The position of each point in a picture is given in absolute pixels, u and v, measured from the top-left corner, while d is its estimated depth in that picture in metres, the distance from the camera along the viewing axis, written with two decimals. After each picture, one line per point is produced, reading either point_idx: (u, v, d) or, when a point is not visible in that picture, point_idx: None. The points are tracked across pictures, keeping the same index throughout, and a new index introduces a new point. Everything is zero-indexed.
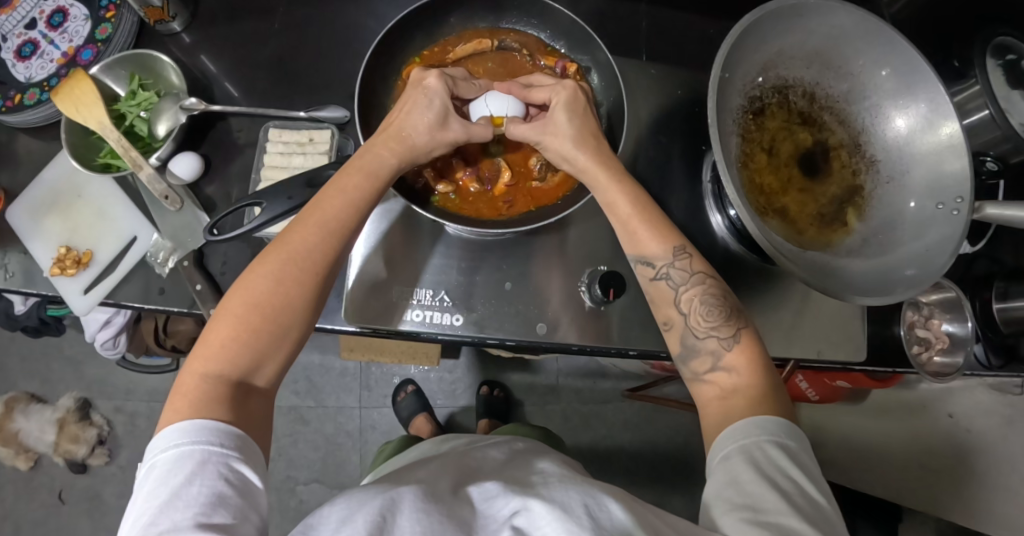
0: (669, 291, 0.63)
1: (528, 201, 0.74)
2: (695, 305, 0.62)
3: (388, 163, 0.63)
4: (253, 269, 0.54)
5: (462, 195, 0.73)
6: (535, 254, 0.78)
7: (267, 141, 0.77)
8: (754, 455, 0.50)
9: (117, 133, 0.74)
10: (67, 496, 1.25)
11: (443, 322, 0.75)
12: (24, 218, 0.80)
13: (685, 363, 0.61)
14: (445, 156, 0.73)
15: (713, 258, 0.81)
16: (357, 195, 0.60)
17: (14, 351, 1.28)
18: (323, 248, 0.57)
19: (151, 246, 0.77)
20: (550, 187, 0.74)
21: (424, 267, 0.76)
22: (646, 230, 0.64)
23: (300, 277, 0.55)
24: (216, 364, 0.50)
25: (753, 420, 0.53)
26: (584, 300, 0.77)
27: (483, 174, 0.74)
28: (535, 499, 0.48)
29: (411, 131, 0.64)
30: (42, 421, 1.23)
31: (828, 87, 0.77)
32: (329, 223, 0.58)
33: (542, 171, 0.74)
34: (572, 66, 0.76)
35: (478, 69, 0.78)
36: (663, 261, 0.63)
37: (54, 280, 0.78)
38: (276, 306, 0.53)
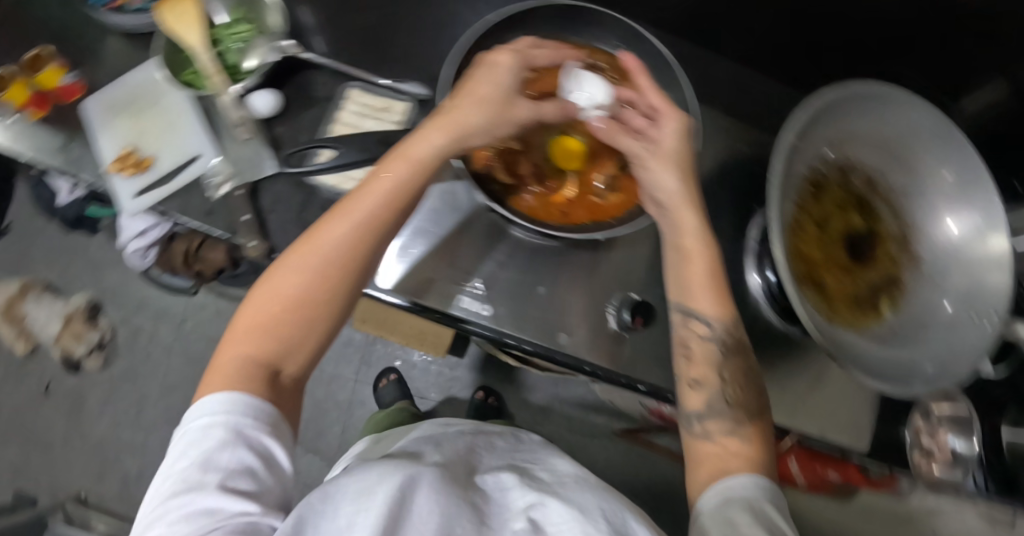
0: (715, 354, 0.63)
1: (584, 213, 0.75)
2: (735, 378, 0.63)
3: (434, 152, 0.63)
4: (283, 265, 0.56)
5: (523, 191, 0.75)
6: (569, 267, 0.80)
7: (346, 99, 0.80)
8: (750, 504, 0.51)
9: (208, 56, 0.78)
10: (53, 390, 1.27)
11: (472, 308, 0.76)
12: (98, 113, 0.84)
13: (698, 420, 0.61)
14: (516, 155, 0.74)
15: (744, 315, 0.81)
16: (384, 197, 0.60)
17: (41, 240, 1.30)
18: (352, 247, 0.58)
19: (209, 167, 0.79)
20: (606, 206, 0.75)
21: (465, 253, 0.78)
22: (711, 294, 0.64)
23: (329, 271, 0.56)
24: (247, 351, 0.53)
25: (754, 477, 0.54)
26: (607, 322, 0.78)
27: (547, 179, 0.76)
28: (550, 498, 0.52)
29: (473, 123, 0.64)
30: (51, 311, 1.26)
31: (889, 177, 0.78)
32: (360, 220, 0.58)
33: (601, 189, 0.76)
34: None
35: None
36: (719, 325, 0.63)
37: (110, 177, 0.80)
38: (306, 302, 0.55)
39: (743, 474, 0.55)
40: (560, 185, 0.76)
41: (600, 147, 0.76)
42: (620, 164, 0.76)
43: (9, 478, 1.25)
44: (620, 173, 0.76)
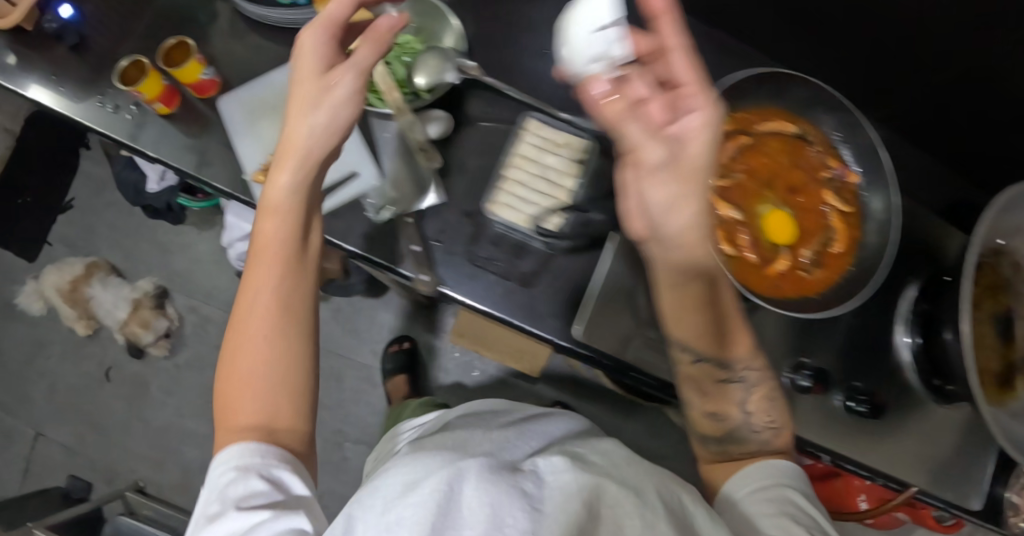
0: (739, 395, 0.61)
1: (794, 288, 0.67)
2: (762, 402, 0.60)
3: (291, 185, 0.55)
4: (250, 321, 0.53)
5: (736, 263, 0.65)
6: (748, 327, 0.74)
7: (524, 129, 0.75)
8: (783, 496, 0.52)
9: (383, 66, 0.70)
10: (113, 375, 1.22)
11: (651, 361, 0.70)
12: (242, 114, 0.78)
13: (719, 444, 0.60)
14: (733, 221, 0.65)
15: (886, 375, 0.80)
16: (284, 231, 0.56)
17: (107, 218, 1.24)
18: (284, 296, 0.54)
19: (370, 188, 0.74)
20: (812, 280, 0.68)
21: (640, 300, 0.71)
22: (699, 326, 0.59)
23: (279, 321, 0.54)
24: (248, 427, 0.50)
25: (771, 463, 0.56)
26: (782, 383, 0.75)
27: (758, 248, 0.66)
28: (538, 457, 0.43)
29: (309, 132, 0.54)
30: (117, 297, 1.19)
31: None
32: (270, 252, 0.55)
33: (809, 262, 0.68)
34: (858, 177, 0.69)
35: (770, 144, 0.69)
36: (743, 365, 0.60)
37: (256, 187, 0.75)
38: (268, 359, 0.52)
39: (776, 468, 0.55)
40: (775, 256, 0.67)
41: (805, 219, 0.70)
42: (826, 241, 0.69)
43: (65, 459, 1.20)
44: (828, 248, 0.69)
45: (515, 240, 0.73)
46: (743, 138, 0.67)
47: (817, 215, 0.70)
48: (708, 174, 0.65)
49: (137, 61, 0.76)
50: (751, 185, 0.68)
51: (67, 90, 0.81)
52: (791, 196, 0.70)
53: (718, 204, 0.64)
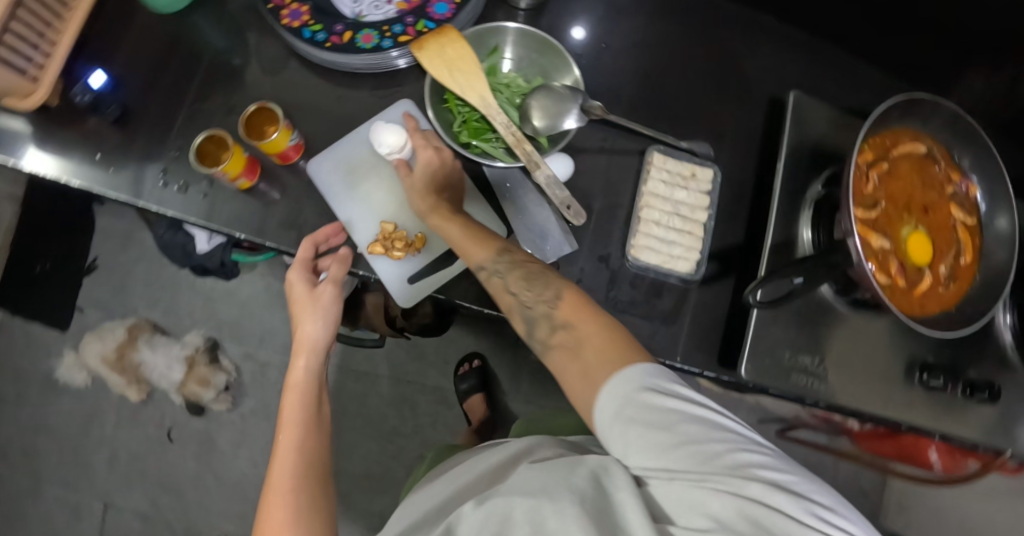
0: None
1: (934, 305, 0.70)
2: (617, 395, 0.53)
3: (322, 333, 0.65)
4: (271, 479, 0.55)
5: (890, 289, 0.67)
6: (884, 337, 0.76)
7: (649, 164, 0.71)
8: (643, 407, 0.46)
9: (502, 116, 0.68)
10: (176, 436, 1.15)
11: (803, 384, 0.71)
12: (339, 180, 0.71)
13: None
14: (886, 250, 0.66)
15: (993, 355, 0.83)
16: (302, 397, 0.62)
17: (139, 273, 1.15)
18: (306, 457, 0.57)
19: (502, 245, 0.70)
20: (949, 294, 0.71)
21: (789, 327, 0.71)
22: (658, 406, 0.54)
23: (295, 475, 0.55)
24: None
25: (621, 377, 0.47)
26: (912, 384, 0.77)
27: (906, 272, 0.68)
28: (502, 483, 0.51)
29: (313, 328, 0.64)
30: (169, 357, 1.12)
31: None
32: (297, 419, 0.60)
33: (946, 277, 0.70)
34: (979, 190, 0.71)
35: (906, 166, 0.70)
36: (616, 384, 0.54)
37: (373, 259, 0.69)
38: (294, 515, 0.52)
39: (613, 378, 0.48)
40: (920, 277, 0.69)
41: (936, 234, 0.72)
42: (957, 254, 0.71)
43: (139, 528, 1.13)
44: (959, 261, 0.71)
45: (653, 280, 0.72)
46: (883, 165, 0.68)
47: (947, 230, 0.72)
48: (859, 206, 0.66)
49: (213, 135, 0.69)
50: (892, 209, 0.69)
51: (123, 173, 0.72)
52: (923, 214, 0.71)
53: (873, 236, 0.65)
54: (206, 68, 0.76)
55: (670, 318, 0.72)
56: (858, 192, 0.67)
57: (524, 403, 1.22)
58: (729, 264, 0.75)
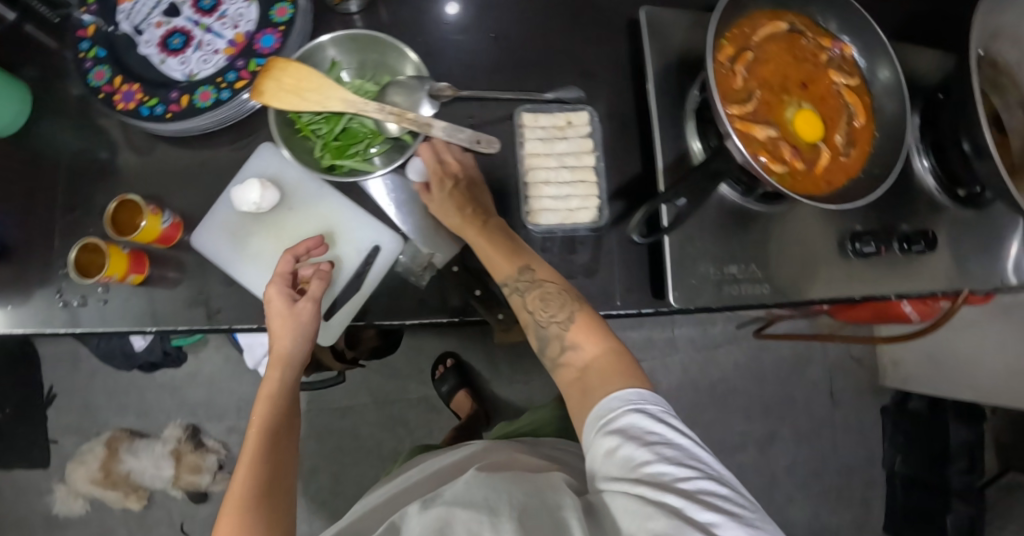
0: (519, 302, 0.62)
1: (842, 176, 0.68)
2: (538, 303, 0.60)
3: (294, 349, 0.61)
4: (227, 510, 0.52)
5: (791, 174, 0.64)
6: (801, 219, 0.76)
7: (522, 127, 0.70)
8: (624, 423, 0.50)
9: (374, 105, 0.66)
10: (190, 528, 1.15)
11: (740, 293, 0.71)
12: (225, 243, 0.70)
13: (543, 353, 0.60)
14: (775, 138, 0.64)
15: (921, 201, 0.87)
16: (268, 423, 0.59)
17: (98, 387, 1.14)
18: (264, 479, 0.54)
19: (401, 253, 0.69)
20: (853, 160, 0.69)
21: (706, 244, 0.71)
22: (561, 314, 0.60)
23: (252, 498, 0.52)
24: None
25: (613, 395, 0.52)
26: (845, 255, 0.78)
27: (803, 153, 0.66)
28: (444, 488, 0.55)
29: (284, 341, 0.61)
30: (155, 457, 1.12)
31: (999, 53, 0.86)
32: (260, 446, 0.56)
33: (844, 145, 0.69)
34: (852, 50, 0.70)
35: (773, 49, 0.68)
36: (512, 279, 0.61)
37: None
38: None
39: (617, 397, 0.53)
40: (817, 153, 0.67)
41: (824, 106, 0.70)
42: (849, 119, 0.69)
43: None
44: (852, 124, 0.70)
45: (562, 238, 0.71)
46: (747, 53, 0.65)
47: (832, 98, 0.70)
48: (734, 103, 0.63)
49: (87, 243, 0.67)
50: (771, 95, 0.67)
51: (17, 305, 0.70)
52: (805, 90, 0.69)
53: (757, 129, 0.63)
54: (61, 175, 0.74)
55: (590, 268, 0.71)
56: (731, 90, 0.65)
57: (509, 384, 1.24)
58: (633, 198, 0.74)
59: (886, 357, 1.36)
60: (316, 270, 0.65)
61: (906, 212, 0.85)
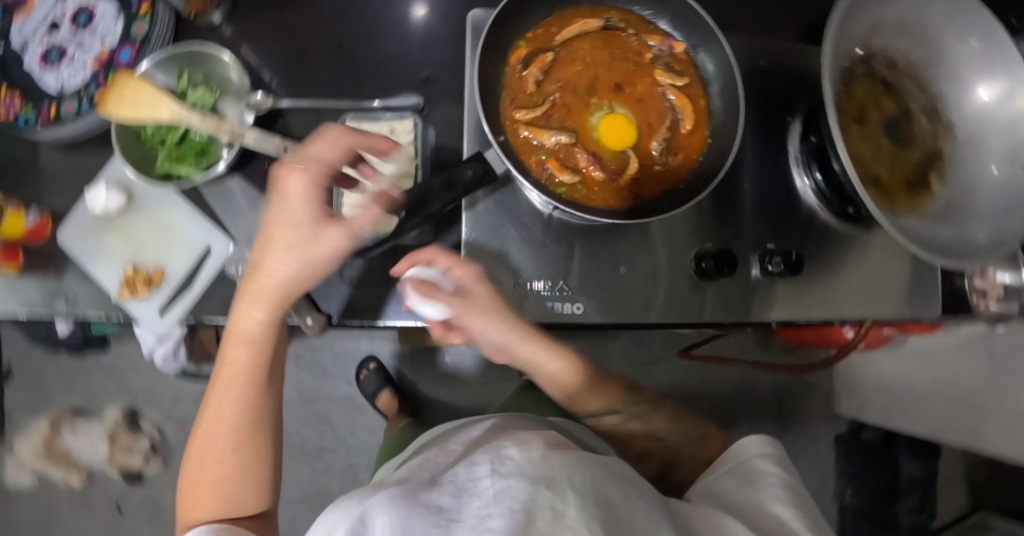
0: (634, 430, 0.73)
1: (655, 186, 0.62)
2: (674, 418, 0.76)
3: (284, 284, 0.54)
4: (203, 427, 0.57)
5: (586, 185, 0.60)
6: (638, 235, 0.72)
7: None
8: (770, 466, 0.58)
9: (198, 116, 0.69)
10: (125, 506, 1.23)
11: (552, 308, 0.69)
12: (80, 240, 0.76)
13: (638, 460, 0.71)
14: (567, 145, 0.60)
15: (799, 223, 0.78)
16: (252, 358, 0.57)
17: (51, 369, 1.24)
18: (242, 414, 0.56)
19: (230, 256, 0.73)
20: (672, 170, 0.63)
21: (523, 256, 0.69)
22: (591, 391, 0.73)
23: (241, 430, 0.57)
24: (211, 513, 0.55)
25: (742, 446, 0.61)
26: (691, 275, 0.73)
27: (606, 161, 0.61)
28: (510, 446, 0.42)
29: (273, 277, 0.54)
30: (92, 437, 1.22)
31: (908, 54, 0.78)
32: (240, 383, 0.56)
33: (661, 153, 0.62)
34: (683, 45, 0.63)
35: (587, 50, 0.63)
36: (619, 407, 0.75)
37: (126, 303, 0.74)
38: (239, 466, 0.57)
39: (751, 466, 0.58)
40: (624, 162, 0.61)
41: (645, 109, 0.64)
42: (673, 125, 0.63)
43: None
44: (678, 130, 0.63)
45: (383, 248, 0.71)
46: (545, 53, 0.61)
47: (653, 101, 0.64)
48: (521, 108, 0.60)
49: None
50: (574, 100, 0.62)
51: None
52: (622, 91, 0.64)
53: (543, 137, 0.59)
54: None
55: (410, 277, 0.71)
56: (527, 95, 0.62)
57: (431, 385, 1.30)
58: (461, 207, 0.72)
59: (843, 384, 1.42)
60: (279, 194, 0.53)
61: (788, 231, 0.78)
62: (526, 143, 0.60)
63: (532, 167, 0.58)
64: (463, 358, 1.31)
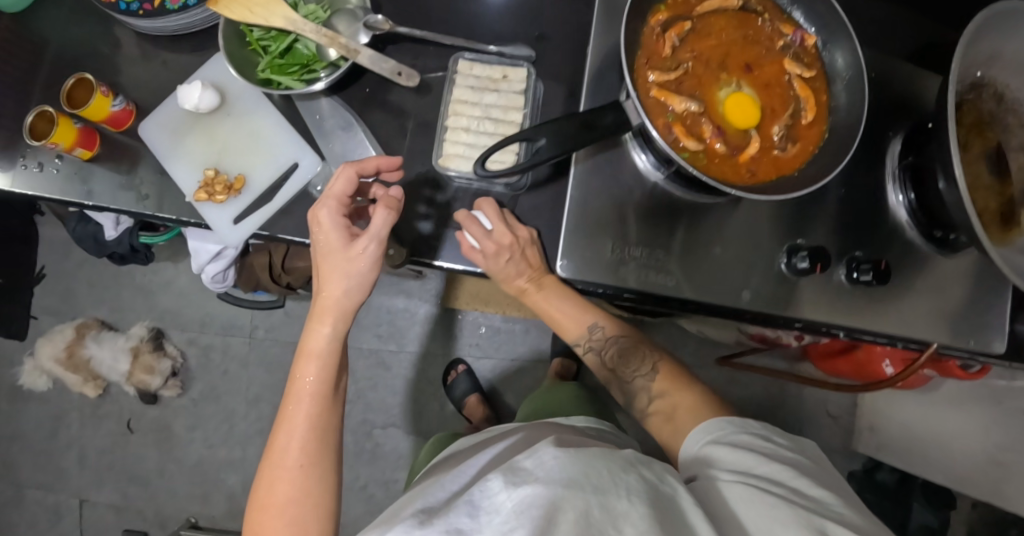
0: (595, 357, 0.77)
1: (771, 171, 0.59)
2: (617, 355, 0.76)
3: (351, 288, 0.62)
4: (277, 436, 0.61)
5: (706, 157, 0.57)
6: (733, 221, 0.71)
7: (456, 74, 0.70)
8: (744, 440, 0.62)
9: (311, 26, 0.68)
10: (136, 426, 1.22)
11: (642, 279, 0.68)
12: (164, 136, 0.75)
13: (634, 405, 0.76)
14: (695, 113, 0.57)
15: (887, 239, 0.76)
16: (314, 383, 0.62)
17: (83, 276, 1.22)
18: (310, 436, 0.61)
19: (314, 176, 0.72)
20: (791, 157, 0.60)
21: (623, 221, 0.68)
22: (567, 319, 0.73)
23: (309, 447, 0.61)
24: (280, 532, 0.57)
25: (706, 424, 0.66)
26: (780, 269, 0.71)
27: (726, 138, 0.59)
28: (522, 455, 0.51)
29: (343, 279, 0.61)
30: (115, 349, 1.17)
31: (1019, 89, 0.77)
32: (309, 405, 0.61)
33: (783, 138, 0.60)
34: (816, 38, 0.62)
35: (721, 27, 0.62)
36: (582, 340, 0.75)
37: (200, 206, 0.73)
38: (306, 486, 0.59)
39: (702, 425, 0.67)
40: (746, 141, 0.59)
41: (769, 93, 0.62)
42: (796, 114, 0.61)
43: (115, 518, 1.20)
44: (800, 120, 0.61)
45: (476, 192, 0.70)
46: (684, 21, 0.59)
47: (780, 86, 0.61)
48: (655, 69, 0.58)
49: (43, 112, 0.73)
50: (704, 72, 0.60)
51: None
52: (750, 72, 0.61)
53: (674, 99, 0.56)
54: (33, 47, 0.78)
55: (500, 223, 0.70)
56: (660, 58, 0.59)
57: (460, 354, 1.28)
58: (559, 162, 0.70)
59: (865, 422, 1.42)
60: (318, 223, 0.62)
61: (877, 244, 0.76)
62: (654, 103, 0.57)
63: (660, 128, 0.56)
64: (495, 334, 1.29)
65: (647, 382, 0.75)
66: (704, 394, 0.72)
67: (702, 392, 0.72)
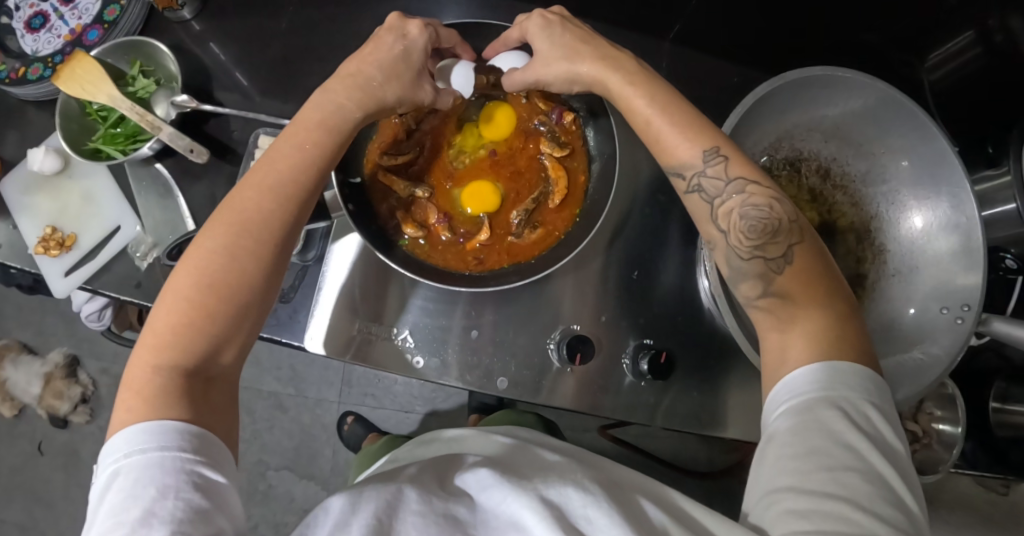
0: (704, 206, 0.54)
1: (501, 257, 0.67)
2: (735, 221, 0.53)
3: (347, 112, 0.56)
4: (197, 244, 0.48)
5: (431, 242, 0.68)
6: (507, 306, 0.71)
7: (257, 148, 0.76)
8: (839, 427, 0.43)
9: (129, 104, 0.72)
10: (46, 448, 1.28)
11: (404, 363, 0.69)
12: (15, 192, 0.80)
13: (733, 288, 0.54)
14: (419, 199, 0.67)
15: (695, 332, 0.74)
16: (309, 158, 0.53)
17: (13, 300, 1.31)
18: (266, 214, 0.50)
19: (131, 238, 0.76)
20: (526, 243, 0.67)
21: (401, 307, 0.70)
22: (675, 134, 0.55)
23: (253, 238, 0.48)
24: (181, 339, 0.45)
25: (811, 370, 0.46)
26: (550, 358, 0.70)
27: (456, 224, 0.69)
28: (541, 477, 0.49)
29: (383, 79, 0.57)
30: (30, 373, 1.26)
31: (846, 164, 0.74)
32: (281, 184, 0.51)
33: (521, 224, 0.68)
34: (569, 115, 0.68)
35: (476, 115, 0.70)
36: (692, 171, 0.55)
37: (38, 259, 0.78)
38: (227, 283, 0.47)
39: (795, 368, 0.47)
40: (476, 226, 0.69)
41: (524, 174, 0.71)
42: (541, 192, 0.69)
43: None
44: (549, 202, 0.69)
45: None
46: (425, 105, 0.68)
47: (533, 169, 0.71)
48: (387, 154, 0.67)
49: None
50: (441, 158, 0.71)
51: None
52: (495, 152, 0.71)
53: (399, 185, 0.66)
54: None
55: (283, 294, 0.68)
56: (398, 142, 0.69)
57: (356, 401, 1.31)
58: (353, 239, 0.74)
59: None
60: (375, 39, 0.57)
61: (686, 338, 0.74)
62: (384, 186, 0.67)
63: (380, 213, 0.66)
64: (391, 386, 1.32)
65: (769, 268, 0.51)
66: (844, 317, 0.49)
67: (841, 313, 0.49)
